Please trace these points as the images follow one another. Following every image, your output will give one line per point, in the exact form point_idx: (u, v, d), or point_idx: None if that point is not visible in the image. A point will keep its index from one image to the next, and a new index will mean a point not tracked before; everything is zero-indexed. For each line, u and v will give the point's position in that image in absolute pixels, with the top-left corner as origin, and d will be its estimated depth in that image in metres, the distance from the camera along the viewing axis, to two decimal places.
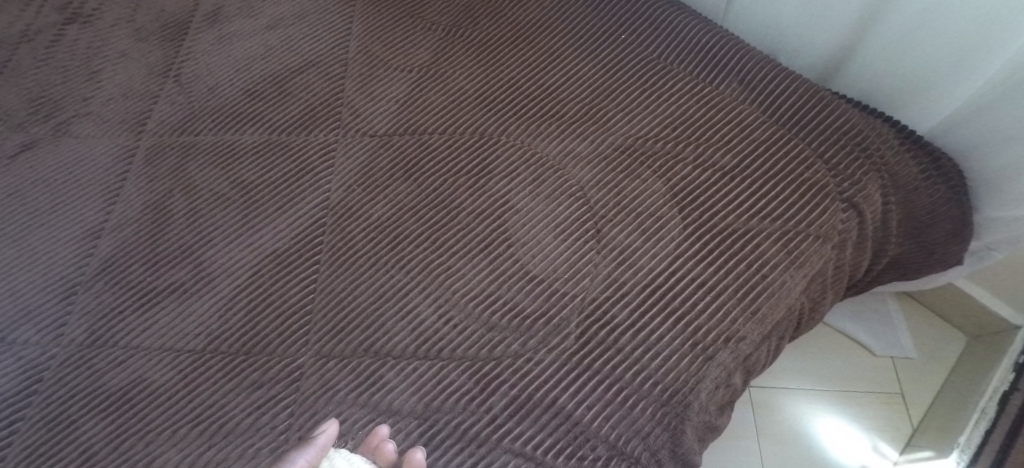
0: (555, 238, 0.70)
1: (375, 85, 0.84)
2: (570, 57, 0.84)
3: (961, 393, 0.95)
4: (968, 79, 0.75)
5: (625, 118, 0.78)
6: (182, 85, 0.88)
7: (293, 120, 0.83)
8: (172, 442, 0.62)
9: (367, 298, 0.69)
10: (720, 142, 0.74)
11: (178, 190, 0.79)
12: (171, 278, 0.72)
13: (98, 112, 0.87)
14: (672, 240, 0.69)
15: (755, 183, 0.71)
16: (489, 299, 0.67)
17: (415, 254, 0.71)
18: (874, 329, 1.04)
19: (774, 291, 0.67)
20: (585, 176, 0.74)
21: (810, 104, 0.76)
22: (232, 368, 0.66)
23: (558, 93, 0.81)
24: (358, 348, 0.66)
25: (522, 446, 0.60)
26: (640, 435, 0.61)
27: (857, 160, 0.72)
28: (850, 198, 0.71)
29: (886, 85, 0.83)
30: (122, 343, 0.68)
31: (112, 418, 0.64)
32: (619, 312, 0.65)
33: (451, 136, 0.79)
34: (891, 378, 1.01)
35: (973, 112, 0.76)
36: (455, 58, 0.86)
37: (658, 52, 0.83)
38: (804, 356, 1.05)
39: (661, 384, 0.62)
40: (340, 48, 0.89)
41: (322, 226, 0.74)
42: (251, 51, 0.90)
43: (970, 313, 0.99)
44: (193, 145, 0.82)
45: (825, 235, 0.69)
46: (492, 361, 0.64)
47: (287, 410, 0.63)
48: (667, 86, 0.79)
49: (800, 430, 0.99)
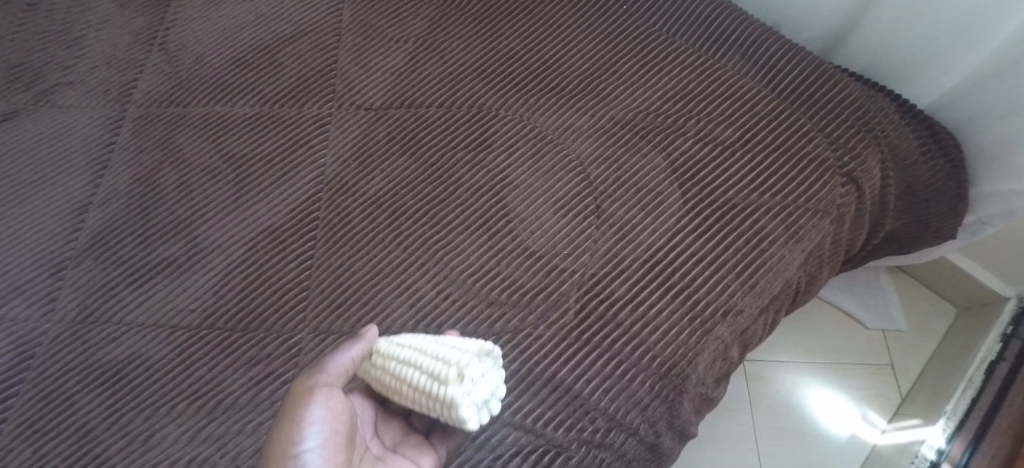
0: (554, 213, 0.70)
1: (370, 55, 0.82)
2: (570, 28, 0.82)
3: (950, 364, 0.97)
4: (969, 52, 0.74)
5: (626, 91, 0.76)
6: (169, 54, 0.85)
7: (286, 92, 0.80)
8: (170, 417, 0.62)
9: (365, 274, 0.68)
10: (721, 116, 0.74)
11: (168, 163, 0.77)
12: (163, 253, 0.71)
13: (81, 81, 0.84)
14: (671, 215, 0.69)
15: (756, 157, 0.71)
16: (488, 274, 0.67)
17: (413, 229, 0.70)
18: (866, 301, 1.05)
19: (773, 266, 0.67)
20: (584, 150, 0.73)
21: (812, 77, 0.75)
22: (229, 344, 0.65)
23: (558, 66, 0.79)
24: (356, 324, 0.65)
25: (523, 419, 0.61)
26: (638, 407, 0.62)
27: (858, 135, 0.72)
28: (850, 172, 0.71)
29: (888, 57, 0.82)
30: (116, 319, 0.67)
31: (108, 394, 0.63)
32: (618, 287, 0.65)
33: (449, 110, 0.77)
34: (881, 349, 1.03)
35: (973, 85, 0.76)
36: (452, 28, 0.84)
37: (660, 23, 0.81)
38: (797, 328, 1.06)
39: (659, 357, 0.63)
40: (334, 18, 0.86)
41: (318, 201, 0.72)
42: (241, 19, 0.87)
43: (961, 285, 1.01)
44: (182, 116, 0.80)
45: (824, 209, 0.69)
46: (492, 336, 0.64)
47: (286, 385, 0.63)
48: (669, 59, 0.78)
49: (793, 400, 1.00)
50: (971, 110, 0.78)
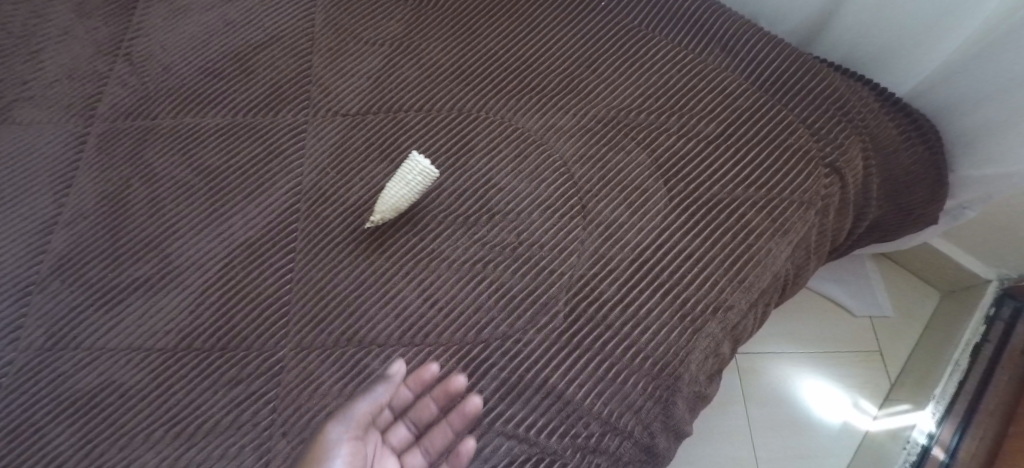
0: (539, 215, 0.68)
1: (345, 60, 0.80)
2: (549, 26, 0.81)
3: (936, 348, 0.98)
4: (944, 40, 0.74)
5: (607, 89, 0.75)
6: (134, 64, 0.82)
7: (259, 100, 0.78)
8: (149, 444, 0.60)
9: (348, 285, 0.66)
10: (704, 111, 0.73)
11: (137, 178, 0.74)
12: (135, 273, 0.68)
13: (42, 95, 0.80)
14: (658, 213, 0.68)
15: (739, 152, 0.71)
16: (475, 280, 0.65)
17: (396, 237, 0.68)
18: (852, 289, 1.06)
19: (760, 260, 0.66)
20: (567, 150, 0.72)
21: (792, 69, 0.75)
22: (208, 365, 0.63)
23: (538, 64, 0.78)
24: (341, 338, 0.64)
25: (515, 428, 0.59)
26: (632, 409, 0.61)
27: (839, 125, 0.72)
28: (833, 163, 0.70)
29: (865, 47, 0.82)
30: (87, 344, 0.65)
31: (81, 423, 0.61)
32: (607, 289, 0.64)
33: (428, 113, 0.75)
34: (868, 336, 1.04)
35: (949, 72, 0.77)
36: (428, 30, 0.82)
37: (639, 18, 0.80)
38: (785, 319, 1.06)
39: (651, 358, 0.62)
40: (306, 22, 0.84)
41: (295, 212, 0.70)
42: (209, 27, 0.84)
43: (943, 270, 1.02)
44: (150, 129, 0.77)
45: (809, 201, 0.69)
46: (480, 344, 0.63)
47: (269, 405, 0.61)
48: (649, 55, 0.77)
49: (785, 392, 1.00)
50: (949, 96, 0.78)
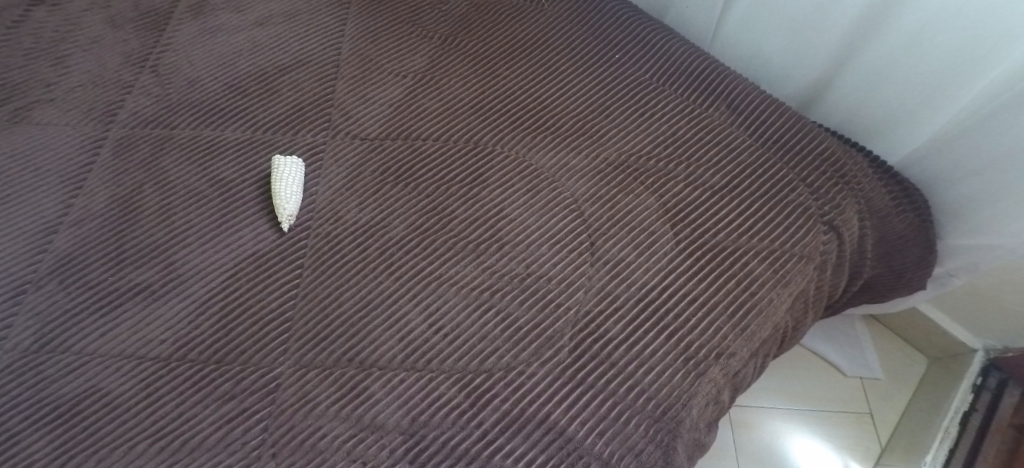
0: (549, 249, 0.69)
1: (369, 87, 0.83)
2: (566, 72, 0.85)
3: (924, 415, 1.00)
4: (935, 115, 0.79)
5: (619, 134, 0.79)
6: (160, 77, 0.84)
7: (280, 119, 0.80)
8: (129, 458, 0.57)
9: (353, 306, 0.65)
10: (710, 163, 0.76)
11: (148, 185, 0.74)
12: (136, 279, 0.67)
13: (64, 99, 0.81)
14: (664, 255, 0.69)
15: (744, 202, 0.73)
16: (482, 308, 0.65)
17: (404, 261, 0.68)
18: (845, 351, 1.08)
19: (762, 309, 0.67)
20: (578, 189, 0.74)
21: (793, 130, 0.79)
22: (200, 377, 0.61)
23: (553, 106, 0.82)
24: (341, 358, 0.62)
25: (514, 464, 0.57)
26: (633, 452, 0.59)
27: (836, 185, 0.75)
28: (830, 220, 0.73)
29: (860, 116, 0.87)
30: (76, 348, 0.62)
31: (60, 432, 0.58)
32: (613, 327, 0.64)
33: (445, 143, 0.78)
34: (859, 398, 1.06)
35: (938, 146, 0.81)
36: (450, 66, 0.86)
37: (650, 72, 0.85)
38: (777, 376, 1.08)
39: (654, 399, 0.61)
40: (332, 49, 0.87)
41: (289, 230, 0.70)
42: (237, 47, 0.87)
43: (931, 337, 1.05)
44: (169, 138, 0.78)
45: (808, 256, 0.71)
46: (483, 373, 0.61)
47: (261, 424, 0.58)
48: (659, 106, 0.81)
49: (778, 450, 1.00)
50: (938, 169, 0.82)
